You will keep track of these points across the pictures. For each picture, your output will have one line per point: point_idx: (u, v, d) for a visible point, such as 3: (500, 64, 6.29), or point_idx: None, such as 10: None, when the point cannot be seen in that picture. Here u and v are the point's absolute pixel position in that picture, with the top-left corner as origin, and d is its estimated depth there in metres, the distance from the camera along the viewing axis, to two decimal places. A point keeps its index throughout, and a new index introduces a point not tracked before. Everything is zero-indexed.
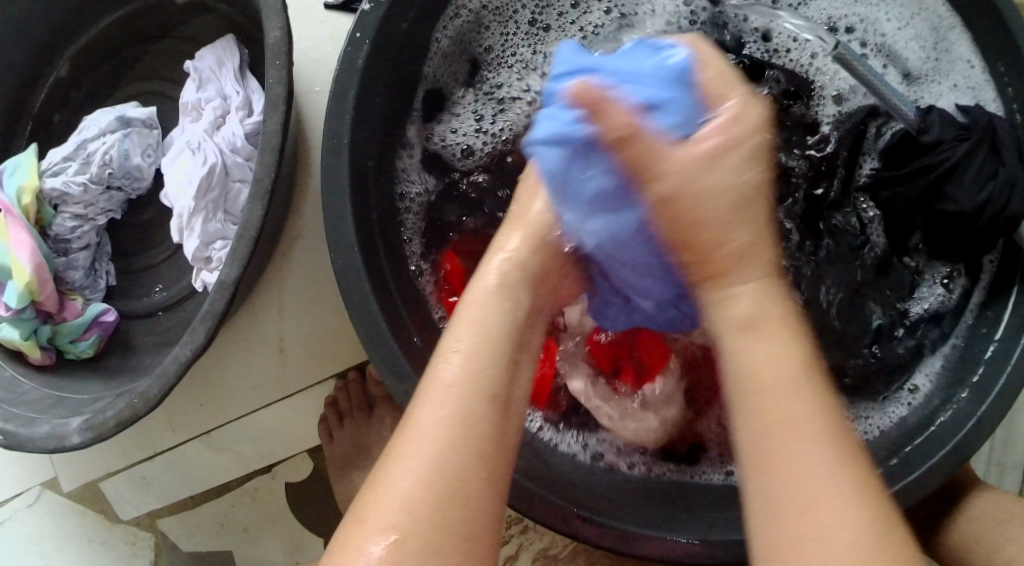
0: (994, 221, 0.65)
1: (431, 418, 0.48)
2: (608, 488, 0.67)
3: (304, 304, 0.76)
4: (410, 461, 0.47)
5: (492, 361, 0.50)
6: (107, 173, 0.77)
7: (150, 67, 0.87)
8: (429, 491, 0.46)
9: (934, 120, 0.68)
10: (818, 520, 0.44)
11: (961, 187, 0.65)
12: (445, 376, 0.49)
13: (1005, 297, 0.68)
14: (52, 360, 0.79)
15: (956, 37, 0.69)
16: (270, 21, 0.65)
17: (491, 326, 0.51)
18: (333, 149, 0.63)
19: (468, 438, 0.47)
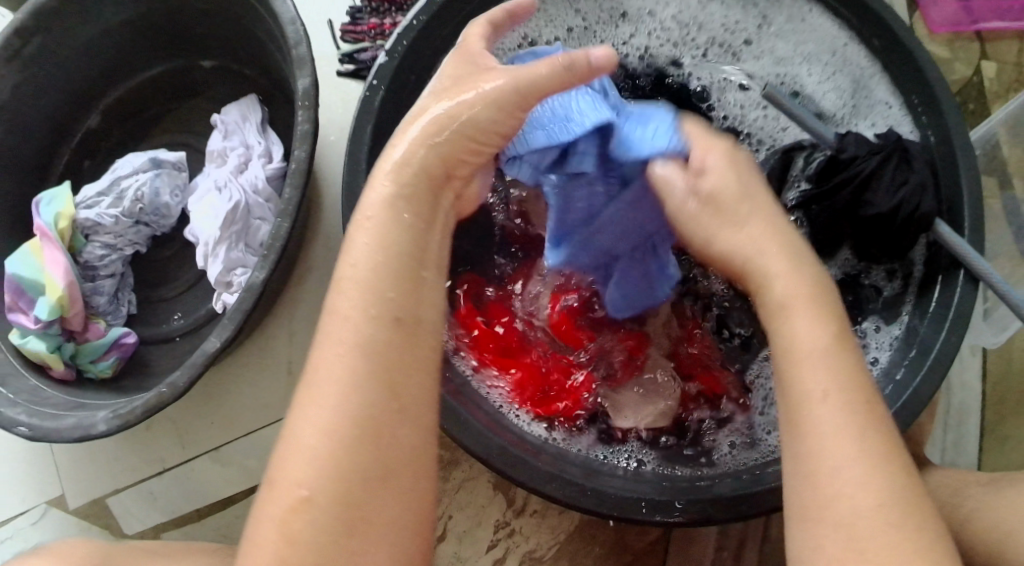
0: (910, 219, 0.71)
1: (333, 357, 0.49)
2: (603, 482, 0.63)
3: (312, 326, 0.84)
4: (315, 403, 0.48)
5: (374, 336, 0.49)
6: (138, 208, 0.86)
7: (177, 122, 0.97)
8: (342, 431, 0.47)
9: (850, 141, 0.74)
10: (837, 513, 0.48)
11: (878, 193, 0.71)
12: (334, 360, 0.49)
13: (932, 291, 0.74)
14: (73, 375, 0.85)
15: (877, 84, 0.77)
16: (301, 69, 0.76)
17: (394, 246, 0.51)
18: (352, 178, 0.73)
19: (372, 373, 0.48)
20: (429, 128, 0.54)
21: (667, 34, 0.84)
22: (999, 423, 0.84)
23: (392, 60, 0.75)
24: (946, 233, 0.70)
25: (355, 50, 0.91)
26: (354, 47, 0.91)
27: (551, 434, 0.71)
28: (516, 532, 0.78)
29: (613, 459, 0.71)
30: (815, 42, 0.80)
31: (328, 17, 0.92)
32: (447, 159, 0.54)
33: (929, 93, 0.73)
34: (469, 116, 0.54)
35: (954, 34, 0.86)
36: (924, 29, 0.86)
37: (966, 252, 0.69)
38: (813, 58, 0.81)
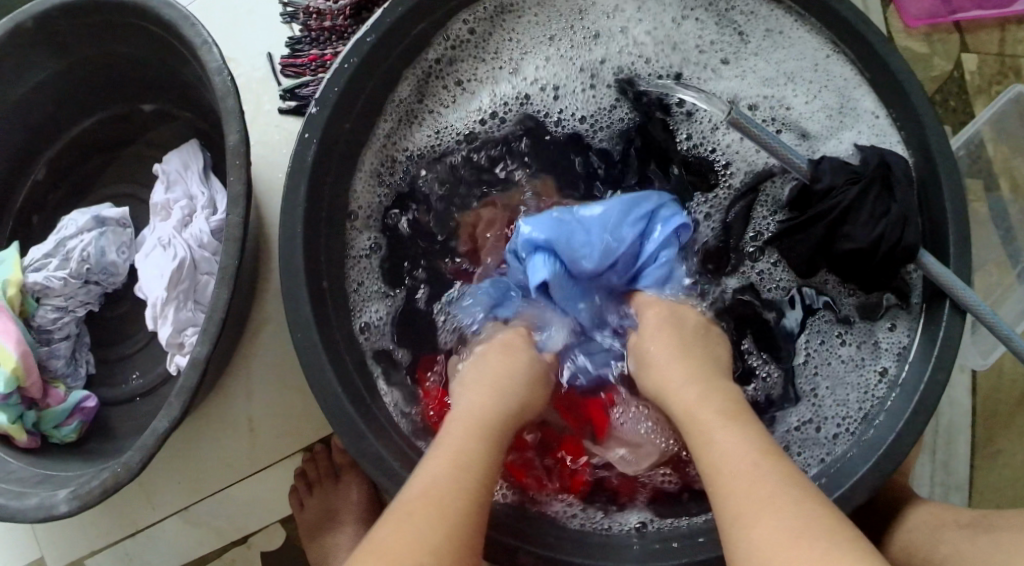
0: (892, 252, 0.70)
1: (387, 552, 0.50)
2: (560, 552, 0.67)
3: (271, 384, 0.81)
4: None
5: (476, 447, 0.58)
6: (85, 268, 0.84)
7: (121, 169, 0.93)
8: None
9: (825, 169, 0.73)
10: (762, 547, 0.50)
11: (856, 226, 0.70)
12: (433, 480, 0.55)
13: (919, 318, 0.74)
14: (38, 443, 0.84)
15: (862, 94, 0.76)
16: (230, 125, 0.72)
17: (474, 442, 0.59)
18: (288, 238, 0.69)
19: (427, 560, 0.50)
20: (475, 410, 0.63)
21: (642, 50, 0.81)
22: (990, 439, 0.84)
23: (321, 109, 0.70)
24: (929, 262, 0.68)
25: (296, 85, 0.87)
26: (295, 82, 0.87)
27: (546, 507, 0.72)
28: None
29: (615, 525, 0.72)
30: (799, 57, 0.78)
31: (267, 51, 0.88)
32: (468, 454, 0.58)
33: (910, 108, 0.72)
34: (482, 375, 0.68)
35: (931, 28, 0.82)
36: (897, 24, 0.81)
37: (951, 283, 0.68)
38: (797, 75, 0.79)
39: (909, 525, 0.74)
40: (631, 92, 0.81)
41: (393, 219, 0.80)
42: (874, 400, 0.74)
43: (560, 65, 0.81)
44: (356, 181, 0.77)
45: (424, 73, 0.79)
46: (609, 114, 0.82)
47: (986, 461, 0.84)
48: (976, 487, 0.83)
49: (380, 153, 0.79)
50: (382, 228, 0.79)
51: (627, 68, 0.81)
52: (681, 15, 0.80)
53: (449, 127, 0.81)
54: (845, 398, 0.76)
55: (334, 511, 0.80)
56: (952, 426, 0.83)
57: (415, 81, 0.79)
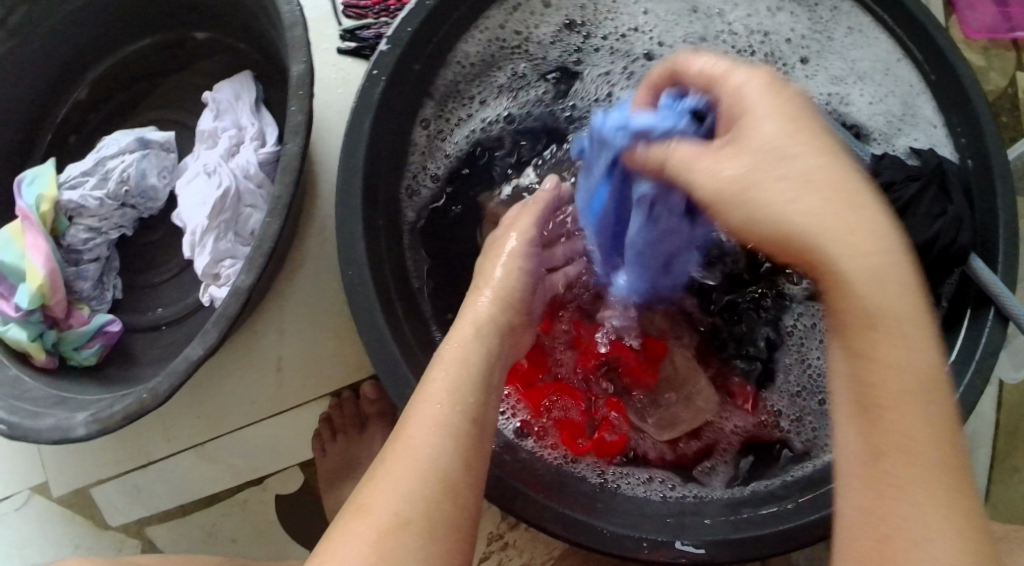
0: (945, 253, 0.69)
1: (391, 482, 0.51)
2: (611, 520, 0.66)
3: (304, 324, 0.79)
4: (375, 502, 0.50)
5: (476, 369, 0.57)
6: (123, 190, 0.82)
7: (165, 95, 0.92)
8: (401, 528, 0.48)
9: (886, 166, 0.72)
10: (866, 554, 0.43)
11: (912, 224, 0.69)
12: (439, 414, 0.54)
13: (957, 325, 0.73)
14: (56, 364, 0.83)
15: (924, 103, 0.75)
16: (295, 55, 0.71)
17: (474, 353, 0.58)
18: (348, 174, 0.68)
19: (429, 506, 0.50)
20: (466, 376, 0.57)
21: (730, 34, 0.82)
22: (1009, 455, 0.87)
23: (394, 47, 0.70)
24: (978, 268, 0.69)
25: (356, 26, 0.84)
26: (356, 22, 0.84)
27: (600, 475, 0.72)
28: (509, 545, 0.77)
29: (669, 494, 0.72)
30: (872, 59, 0.77)
31: None
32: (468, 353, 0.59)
33: (970, 111, 0.71)
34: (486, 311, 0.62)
35: (990, 42, 0.86)
36: (958, 33, 0.86)
37: (996, 289, 0.69)
38: (870, 80, 0.78)
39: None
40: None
41: (446, 156, 0.79)
42: None
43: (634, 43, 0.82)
44: (415, 121, 0.76)
45: (506, 20, 0.79)
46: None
47: (1004, 476, 0.86)
48: (989, 498, 0.86)
49: (453, 96, 0.79)
50: (430, 159, 0.78)
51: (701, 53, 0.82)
52: (774, 7, 0.81)
53: (510, 87, 0.81)
54: None
55: (357, 460, 0.78)
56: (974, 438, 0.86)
57: (494, 29, 0.78)
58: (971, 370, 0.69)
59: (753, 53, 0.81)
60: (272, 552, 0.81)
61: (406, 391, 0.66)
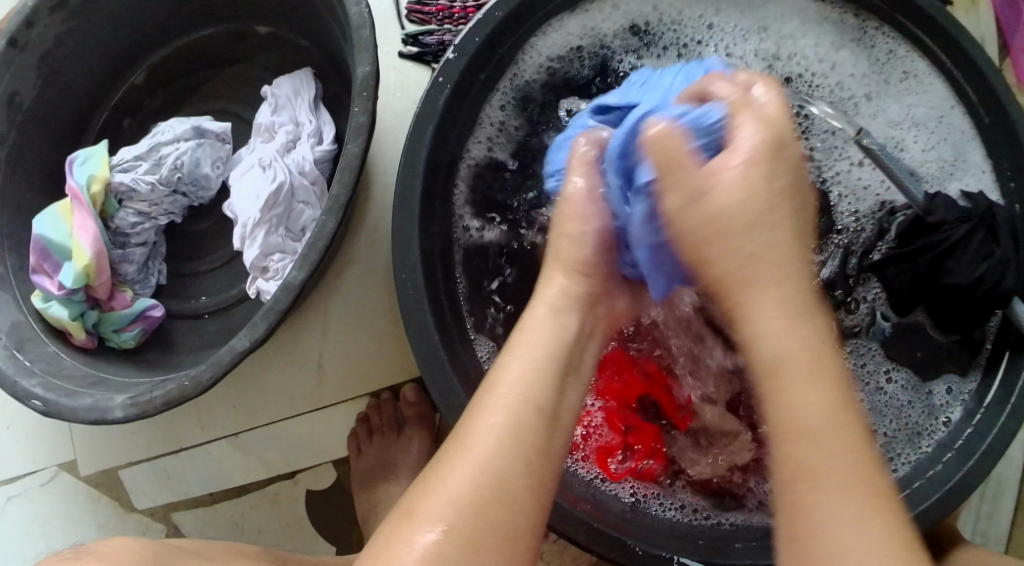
0: (990, 294, 0.70)
1: (456, 484, 0.50)
2: (645, 539, 0.68)
3: (348, 322, 0.80)
4: (431, 503, 0.50)
5: (551, 365, 0.55)
6: (176, 176, 0.83)
7: (222, 86, 0.93)
8: (460, 530, 0.49)
9: (939, 204, 0.73)
10: (825, 528, 0.47)
11: (959, 264, 0.71)
12: (515, 415, 0.52)
13: (993, 368, 0.75)
14: (95, 343, 0.84)
15: (974, 150, 0.76)
16: (362, 56, 0.72)
17: (549, 340, 0.56)
18: (407, 177, 0.69)
19: (490, 506, 0.50)
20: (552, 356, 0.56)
21: (791, 63, 0.81)
22: None
23: (460, 56, 0.71)
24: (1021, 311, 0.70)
25: (419, 32, 0.85)
26: (419, 27, 0.85)
27: (634, 501, 0.73)
28: (536, 558, 0.77)
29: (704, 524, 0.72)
30: (926, 105, 0.78)
31: None
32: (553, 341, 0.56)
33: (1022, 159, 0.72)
34: (570, 288, 0.59)
35: None
36: None
37: None
38: (927, 124, 0.79)
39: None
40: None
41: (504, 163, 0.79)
42: (928, 446, 0.75)
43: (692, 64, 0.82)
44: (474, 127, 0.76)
45: (570, 35, 0.79)
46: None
47: None
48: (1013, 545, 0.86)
49: (508, 101, 0.78)
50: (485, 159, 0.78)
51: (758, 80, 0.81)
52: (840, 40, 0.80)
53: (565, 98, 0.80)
54: (891, 424, 0.77)
55: (392, 461, 0.79)
56: (1001, 481, 0.86)
57: (557, 42, 0.79)
58: (1007, 411, 0.71)
59: (809, 85, 0.81)
60: (299, 546, 0.81)
61: (452, 398, 0.67)
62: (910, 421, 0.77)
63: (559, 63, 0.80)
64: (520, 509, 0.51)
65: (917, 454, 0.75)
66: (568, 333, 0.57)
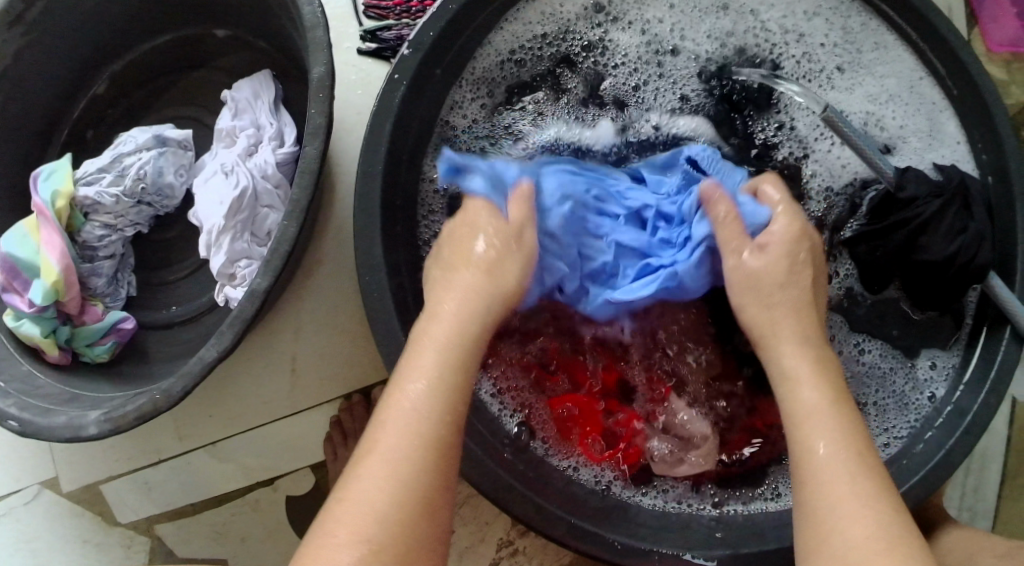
0: (964, 270, 0.70)
1: (363, 495, 0.50)
2: (616, 530, 0.68)
3: (319, 324, 0.79)
4: (342, 524, 0.49)
5: (462, 363, 0.55)
6: (140, 187, 0.82)
7: (183, 92, 0.92)
8: (380, 547, 0.48)
9: (910, 178, 0.72)
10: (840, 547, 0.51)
11: (934, 238, 0.69)
12: (425, 422, 0.52)
13: (973, 343, 0.74)
14: (69, 359, 0.84)
15: (947, 119, 0.75)
16: (316, 56, 0.71)
17: (464, 339, 0.56)
18: (368, 178, 0.68)
19: (405, 519, 0.50)
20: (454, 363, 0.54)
21: (760, 35, 0.78)
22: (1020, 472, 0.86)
23: (416, 51, 0.70)
24: (997, 287, 0.70)
25: (378, 27, 0.83)
26: (377, 22, 0.84)
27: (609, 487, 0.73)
28: (519, 552, 0.77)
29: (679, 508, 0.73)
30: (898, 78, 0.77)
31: None
32: (458, 347, 0.55)
33: (993, 130, 0.72)
34: (476, 284, 0.58)
35: (1012, 56, 0.86)
36: (980, 47, 0.86)
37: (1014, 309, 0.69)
38: (899, 98, 0.77)
39: (941, 546, 0.74)
40: (726, 75, 0.79)
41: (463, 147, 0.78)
42: (913, 420, 0.74)
43: (656, 38, 0.79)
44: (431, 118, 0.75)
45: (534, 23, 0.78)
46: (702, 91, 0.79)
47: (1013, 492, 0.86)
48: (999, 515, 0.86)
49: (475, 94, 0.78)
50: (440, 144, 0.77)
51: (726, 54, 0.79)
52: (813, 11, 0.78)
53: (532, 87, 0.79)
54: (873, 399, 0.75)
55: None
56: (985, 453, 0.86)
57: (520, 31, 0.78)
58: (986, 387, 0.71)
59: (778, 58, 0.78)
60: (282, 552, 0.81)
61: None
62: (895, 392, 0.75)
63: (524, 51, 0.79)
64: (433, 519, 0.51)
65: (905, 427, 0.74)
66: (484, 307, 0.58)
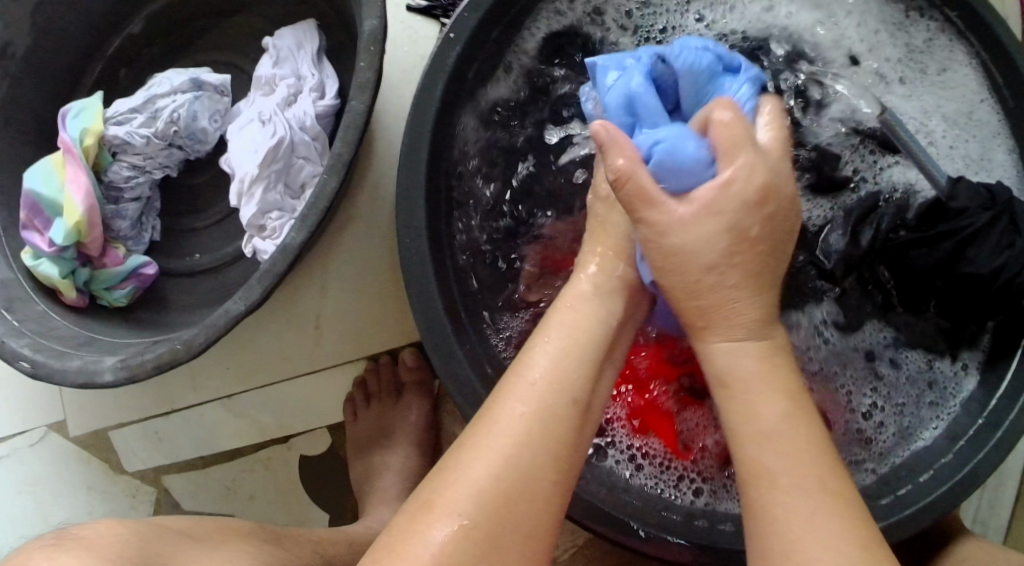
0: (1007, 286, 0.68)
1: (479, 468, 0.48)
2: (646, 516, 0.67)
3: (348, 282, 0.78)
4: (460, 474, 0.48)
5: (587, 347, 0.53)
6: (172, 130, 0.80)
7: (222, 37, 0.89)
8: (486, 510, 0.47)
9: (963, 190, 0.70)
10: (788, 532, 0.48)
11: (982, 252, 0.67)
12: (541, 397, 0.50)
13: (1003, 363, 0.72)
14: (85, 302, 0.82)
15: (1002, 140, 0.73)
16: (370, 9, 0.68)
17: (587, 330, 0.54)
18: (414, 137, 0.66)
19: (512, 490, 0.48)
20: (575, 335, 0.53)
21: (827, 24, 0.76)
22: None
23: (473, 12, 0.67)
24: None
25: None
26: None
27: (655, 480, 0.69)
28: None
29: (669, 492, 0.69)
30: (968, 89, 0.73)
31: None
32: (585, 320, 0.54)
33: None
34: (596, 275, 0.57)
35: None
36: None
37: None
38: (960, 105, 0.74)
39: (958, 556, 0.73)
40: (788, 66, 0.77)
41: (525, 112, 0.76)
42: (943, 423, 0.73)
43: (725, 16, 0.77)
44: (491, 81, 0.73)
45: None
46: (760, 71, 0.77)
47: None
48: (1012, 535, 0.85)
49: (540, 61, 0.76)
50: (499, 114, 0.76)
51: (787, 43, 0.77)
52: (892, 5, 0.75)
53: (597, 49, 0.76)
54: (922, 403, 0.75)
55: (390, 428, 0.78)
56: (1003, 471, 0.85)
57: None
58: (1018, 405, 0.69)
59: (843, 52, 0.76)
60: (291, 517, 0.79)
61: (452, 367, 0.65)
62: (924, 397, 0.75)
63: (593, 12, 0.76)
64: (532, 512, 0.48)
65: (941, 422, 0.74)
66: (608, 317, 0.55)
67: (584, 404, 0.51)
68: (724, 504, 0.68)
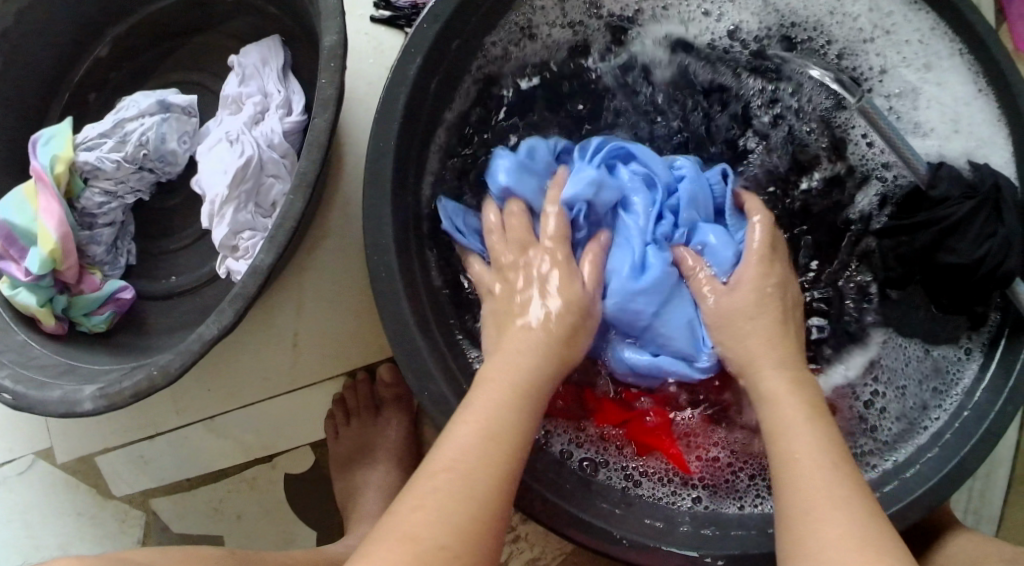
0: (991, 275, 0.66)
1: (418, 491, 0.52)
2: (634, 527, 0.66)
3: (324, 299, 0.77)
4: (404, 501, 0.52)
5: (524, 379, 0.59)
6: (142, 154, 0.80)
7: (189, 57, 0.89)
8: (435, 527, 0.50)
9: (942, 176, 0.69)
10: (823, 540, 0.51)
11: (962, 241, 0.66)
12: (473, 429, 0.55)
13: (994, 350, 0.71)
14: (65, 329, 0.82)
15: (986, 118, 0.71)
16: (329, 25, 0.68)
17: (519, 368, 0.60)
18: (379, 153, 0.66)
19: (451, 505, 0.51)
20: (508, 372, 0.59)
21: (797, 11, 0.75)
22: None
23: (433, 23, 0.67)
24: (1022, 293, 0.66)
25: None
26: None
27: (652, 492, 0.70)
28: (520, 538, 0.76)
29: (671, 503, 0.70)
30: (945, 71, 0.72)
31: None
32: (516, 357, 0.61)
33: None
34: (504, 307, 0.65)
35: None
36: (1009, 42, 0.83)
37: None
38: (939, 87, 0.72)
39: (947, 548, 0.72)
40: (759, 58, 0.76)
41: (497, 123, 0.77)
42: (948, 407, 0.71)
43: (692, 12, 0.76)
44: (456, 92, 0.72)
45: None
46: (732, 67, 0.76)
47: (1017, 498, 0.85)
48: (1004, 522, 0.84)
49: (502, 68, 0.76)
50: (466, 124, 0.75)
51: (757, 34, 0.75)
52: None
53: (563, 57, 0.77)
54: (928, 391, 0.73)
55: (371, 444, 0.78)
56: (992, 458, 0.85)
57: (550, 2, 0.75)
58: (1003, 393, 0.68)
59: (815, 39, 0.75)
60: (279, 534, 0.79)
61: (427, 383, 0.65)
62: (925, 383, 0.73)
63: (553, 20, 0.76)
64: (476, 527, 0.51)
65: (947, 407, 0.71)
66: (543, 361, 0.61)
67: (517, 432, 0.56)
68: (726, 509, 0.70)
